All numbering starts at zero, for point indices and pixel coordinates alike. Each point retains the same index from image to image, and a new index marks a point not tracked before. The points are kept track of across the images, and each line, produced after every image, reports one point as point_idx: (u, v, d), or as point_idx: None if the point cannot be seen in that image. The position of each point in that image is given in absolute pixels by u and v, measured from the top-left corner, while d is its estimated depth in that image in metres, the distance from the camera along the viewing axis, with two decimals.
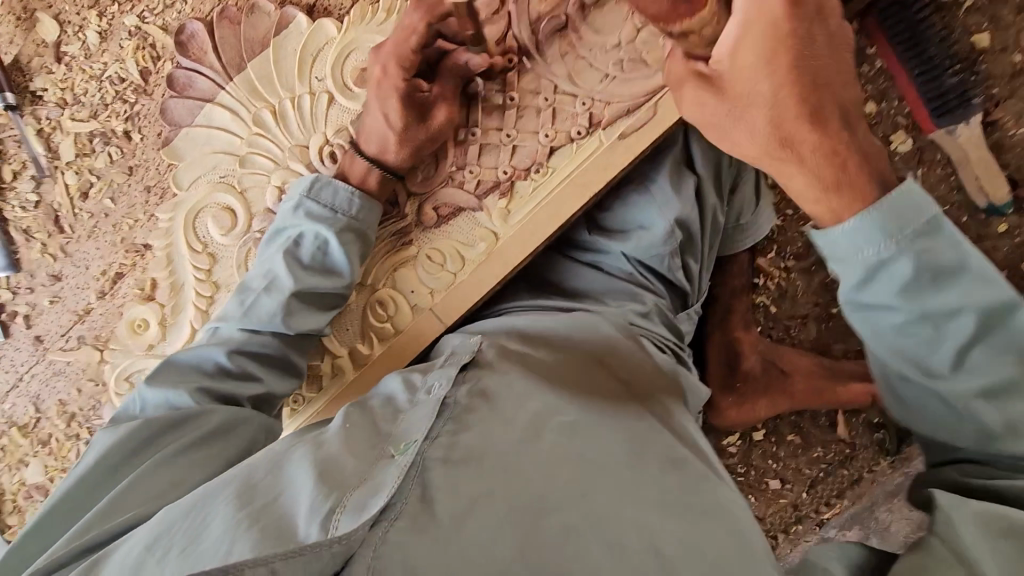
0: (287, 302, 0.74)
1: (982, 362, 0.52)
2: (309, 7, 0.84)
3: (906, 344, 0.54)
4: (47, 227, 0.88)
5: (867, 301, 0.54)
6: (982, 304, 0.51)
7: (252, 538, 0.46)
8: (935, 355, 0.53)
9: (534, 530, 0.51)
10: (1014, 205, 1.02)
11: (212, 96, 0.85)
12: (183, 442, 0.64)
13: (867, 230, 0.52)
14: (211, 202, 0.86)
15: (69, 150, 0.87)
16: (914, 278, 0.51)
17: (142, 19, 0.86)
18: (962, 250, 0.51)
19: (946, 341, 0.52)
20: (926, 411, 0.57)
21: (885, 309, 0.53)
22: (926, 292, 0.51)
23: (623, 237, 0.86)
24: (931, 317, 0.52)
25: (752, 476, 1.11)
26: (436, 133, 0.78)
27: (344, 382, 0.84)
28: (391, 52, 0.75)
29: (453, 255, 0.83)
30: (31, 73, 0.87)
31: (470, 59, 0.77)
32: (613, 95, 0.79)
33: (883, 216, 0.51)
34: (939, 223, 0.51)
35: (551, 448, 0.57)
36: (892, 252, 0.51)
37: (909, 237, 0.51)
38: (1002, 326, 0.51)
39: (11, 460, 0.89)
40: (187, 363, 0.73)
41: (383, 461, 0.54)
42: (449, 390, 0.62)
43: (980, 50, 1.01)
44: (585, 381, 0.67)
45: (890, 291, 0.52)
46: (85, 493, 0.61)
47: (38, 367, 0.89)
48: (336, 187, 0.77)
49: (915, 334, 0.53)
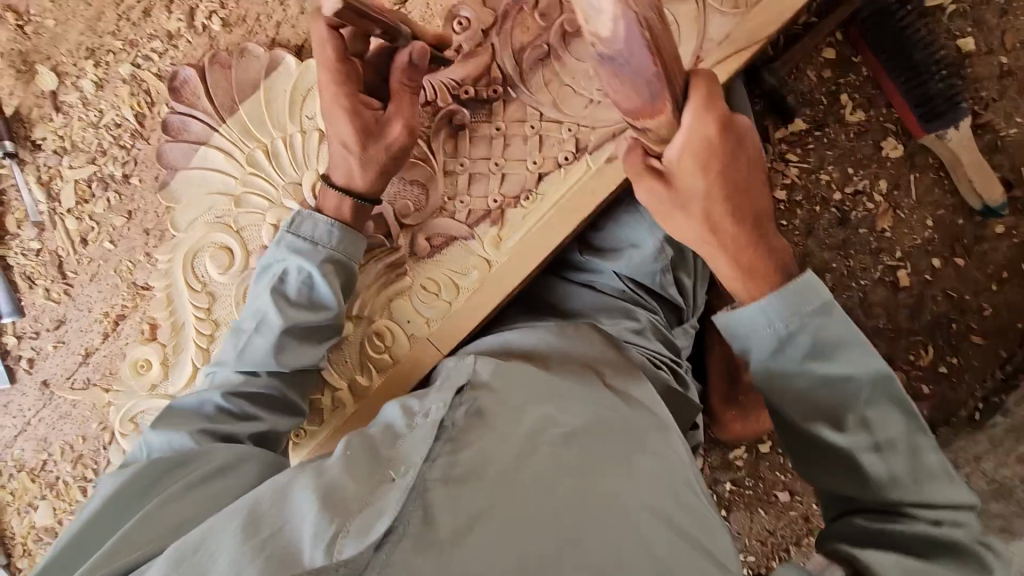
0: (278, 341, 0.73)
1: (865, 422, 0.57)
2: (299, 48, 0.86)
3: (810, 404, 0.59)
4: (50, 273, 0.90)
5: (781, 363, 0.60)
6: (868, 373, 0.57)
7: (260, 567, 0.47)
8: (835, 416, 0.58)
9: (528, 547, 0.51)
10: (1009, 205, 1.02)
11: (206, 138, 0.87)
12: (190, 480, 0.63)
13: (773, 308, 0.59)
14: (208, 242, 0.87)
15: (70, 197, 0.90)
16: (810, 348, 0.58)
17: (136, 66, 0.88)
18: (841, 326, 0.58)
19: (845, 402, 0.58)
20: (803, 455, 0.61)
21: (794, 371, 0.59)
22: (826, 357, 0.58)
23: (615, 256, 0.87)
24: (824, 383, 0.58)
25: (761, 489, 1.11)
26: (397, 148, 0.76)
27: (345, 415, 0.84)
28: (331, 72, 0.73)
29: (448, 283, 0.84)
30: (31, 124, 0.90)
31: (410, 54, 0.73)
32: (599, 120, 0.80)
33: (791, 292, 0.59)
34: (829, 304, 0.58)
35: (555, 472, 0.57)
36: (793, 326, 0.58)
37: (808, 313, 0.58)
38: (886, 393, 0.58)
39: (19, 504, 0.90)
40: (188, 408, 0.73)
41: (384, 486, 0.54)
42: (447, 411, 0.61)
43: (966, 54, 1.02)
44: (573, 401, 0.66)
45: (798, 354, 0.59)
46: (95, 529, 0.62)
47: (45, 411, 0.91)
48: (315, 220, 0.76)
49: (820, 393, 0.58)
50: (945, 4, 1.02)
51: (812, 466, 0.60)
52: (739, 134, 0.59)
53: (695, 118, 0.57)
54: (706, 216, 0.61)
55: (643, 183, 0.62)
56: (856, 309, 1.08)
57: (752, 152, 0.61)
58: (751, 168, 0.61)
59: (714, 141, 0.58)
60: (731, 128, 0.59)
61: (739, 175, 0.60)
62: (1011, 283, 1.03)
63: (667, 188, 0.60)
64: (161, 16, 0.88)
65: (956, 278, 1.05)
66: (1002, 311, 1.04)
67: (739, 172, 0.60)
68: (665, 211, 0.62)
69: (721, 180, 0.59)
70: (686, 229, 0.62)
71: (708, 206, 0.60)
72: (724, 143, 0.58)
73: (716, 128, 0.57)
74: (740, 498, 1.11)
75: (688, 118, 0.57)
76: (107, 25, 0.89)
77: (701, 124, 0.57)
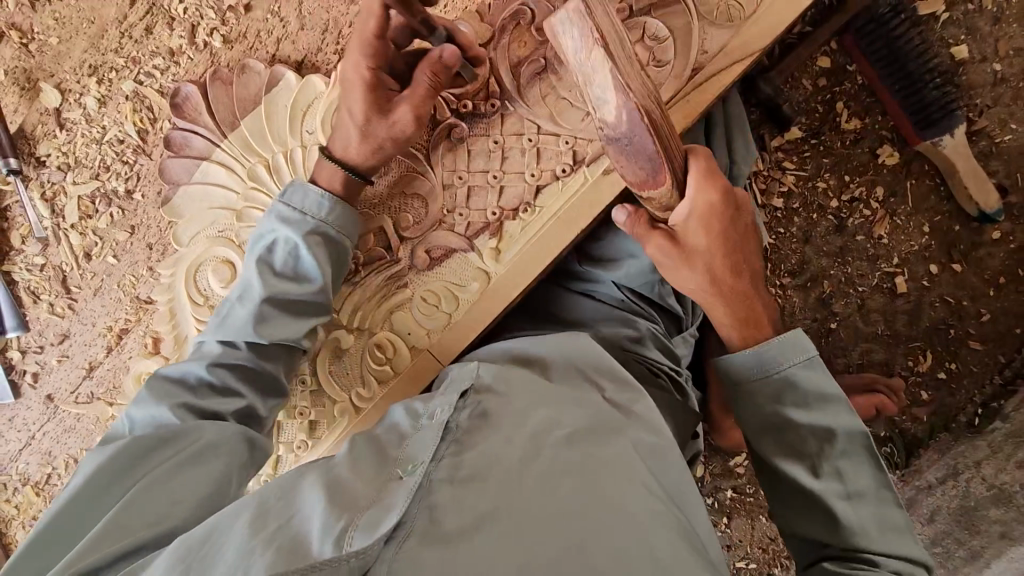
0: (260, 311, 0.74)
1: (839, 472, 0.65)
2: (299, 63, 0.87)
3: (788, 444, 0.67)
4: (54, 288, 0.91)
5: (766, 405, 0.69)
6: (845, 424, 0.65)
7: (268, 558, 0.47)
8: (811, 460, 0.66)
9: (529, 549, 0.51)
10: (1005, 211, 1.03)
11: (207, 153, 0.88)
12: (176, 460, 0.64)
13: (765, 354, 0.69)
14: (210, 256, 0.88)
15: (74, 213, 0.91)
16: (793, 393, 0.68)
17: (138, 83, 0.90)
18: (825, 383, 0.67)
19: (821, 448, 0.66)
20: (786, 494, 0.68)
21: (779, 412, 0.68)
22: (808, 404, 0.67)
23: (614, 266, 0.87)
24: (806, 428, 0.67)
25: (762, 496, 1.11)
26: (400, 130, 0.76)
27: (346, 426, 0.85)
28: (357, 39, 0.74)
29: (448, 295, 0.84)
30: (35, 141, 0.91)
31: (443, 53, 0.74)
32: (596, 133, 0.81)
33: (778, 346, 0.68)
34: (815, 360, 0.68)
35: (557, 475, 0.57)
36: (779, 372, 0.68)
37: (794, 363, 0.68)
38: (863, 448, 0.65)
39: (26, 517, 0.91)
40: (169, 377, 0.73)
41: (392, 483, 0.56)
42: (452, 413, 0.64)
43: (959, 62, 1.03)
44: (577, 406, 0.67)
45: (782, 398, 0.68)
46: (81, 516, 0.61)
47: (49, 425, 0.92)
48: (305, 191, 0.78)
49: (799, 436, 0.67)
50: (939, 12, 1.03)
51: (787, 509, 0.68)
52: (735, 202, 0.69)
53: (699, 188, 0.66)
54: (709, 272, 0.70)
55: (656, 240, 0.69)
56: (854, 315, 1.09)
57: (745, 219, 0.71)
58: (746, 234, 0.71)
59: (717, 205, 0.67)
60: (728, 196, 0.68)
61: (738, 238, 0.70)
62: (1008, 289, 1.04)
63: (675, 245, 0.69)
64: (162, 33, 0.89)
65: (953, 284, 1.06)
66: (1000, 316, 1.04)
67: (735, 234, 0.69)
68: (674, 265, 0.70)
69: (721, 240, 0.69)
70: (692, 281, 0.70)
71: (711, 264, 0.69)
72: (725, 208, 0.68)
73: (718, 196, 0.67)
74: (741, 505, 1.12)
75: (691, 189, 0.66)
76: (109, 43, 0.90)
77: (705, 194, 0.66)
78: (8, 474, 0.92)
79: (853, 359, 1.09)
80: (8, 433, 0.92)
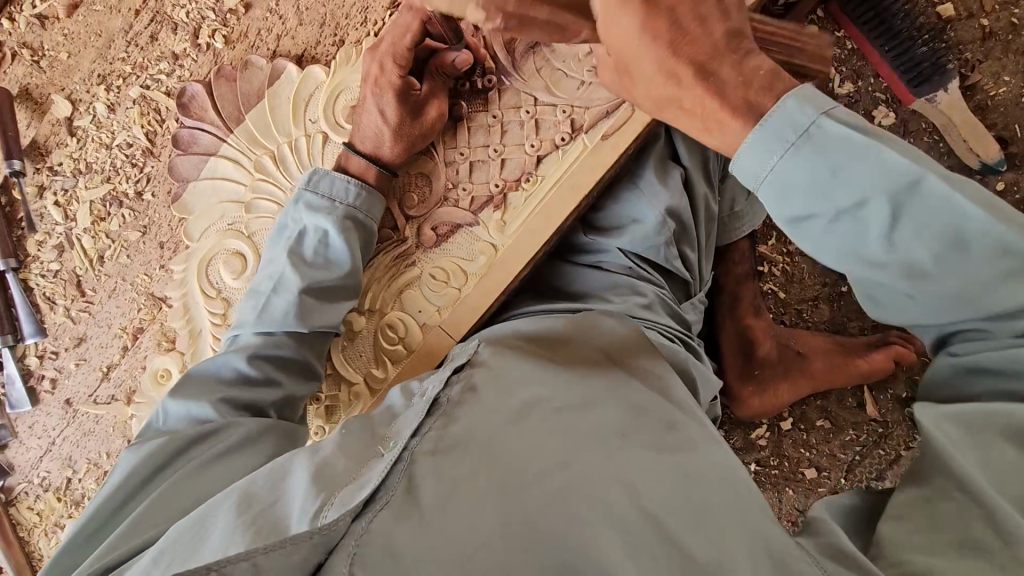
0: (302, 301, 0.75)
1: (909, 244, 0.46)
2: (299, 57, 0.90)
3: (834, 245, 0.48)
4: (70, 292, 0.93)
5: (787, 216, 0.49)
6: (886, 184, 0.45)
7: (246, 538, 0.47)
8: (866, 248, 0.47)
9: (517, 504, 0.51)
10: (1008, 161, 1.03)
11: (214, 149, 0.90)
12: (202, 458, 0.64)
13: (751, 152, 0.49)
14: (221, 249, 0.90)
15: (87, 217, 0.93)
16: (810, 179, 0.47)
17: (145, 88, 0.92)
18: (848, 139, 0.46)
19: (871, 229, 0.46)
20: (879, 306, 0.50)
21: (805, 217, 0.48)
22: (834, 184, 0.46)
23: (619, 233, 0.88)
24: (837, 214, 0.47)
25: (787, 467, 1.08)
26: (429, 128, 0.82)
27: (362, 407, 0.85)
28: (387, 51, 0.77)
29: (456, 271, 0.85)
30: (48, 151, 0.94)
31: (456, 57, 0.80)
32: (592, 100, 0.82)
33: (773, 124, 0.48)
34: (820, 121, 0.47)
35: (543, 436, 0.56)
36: (782, 166, 0.48)
37: (796, 141, 0.47)
38: (920, 198, 0.45)
39: (47, 523, 0.92)
40: (204, 375, 0.73)
41: (373, 460, 0.55)
42: (441, 390, 0.62)
43: (946, 20, 1.04)
44: (560, 377, 0.64)
45: (800, 198, 0.48)
46: (104, 520, 0.62)
47: (68, 430, 0.92)
48: (333, 177, 0.80)
49: (840, 230, 0.47)
50: None
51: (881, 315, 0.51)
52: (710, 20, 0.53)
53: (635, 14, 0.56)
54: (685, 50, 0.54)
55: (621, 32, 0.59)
56: None
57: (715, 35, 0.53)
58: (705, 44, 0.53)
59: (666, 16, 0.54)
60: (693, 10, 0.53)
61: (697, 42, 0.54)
62: None
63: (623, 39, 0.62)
64: (167, 39, 0.92)
65: None
66: None
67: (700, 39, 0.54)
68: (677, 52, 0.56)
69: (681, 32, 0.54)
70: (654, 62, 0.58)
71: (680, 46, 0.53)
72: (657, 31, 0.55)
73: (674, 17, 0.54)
74: (767, 479, 1.09)
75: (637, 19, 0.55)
76: (116, 52, 0.93)
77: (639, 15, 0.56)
78: (28, 482, 0.93)
79: (867, 321, 1.06)
80: (28, 440, 0.93)
